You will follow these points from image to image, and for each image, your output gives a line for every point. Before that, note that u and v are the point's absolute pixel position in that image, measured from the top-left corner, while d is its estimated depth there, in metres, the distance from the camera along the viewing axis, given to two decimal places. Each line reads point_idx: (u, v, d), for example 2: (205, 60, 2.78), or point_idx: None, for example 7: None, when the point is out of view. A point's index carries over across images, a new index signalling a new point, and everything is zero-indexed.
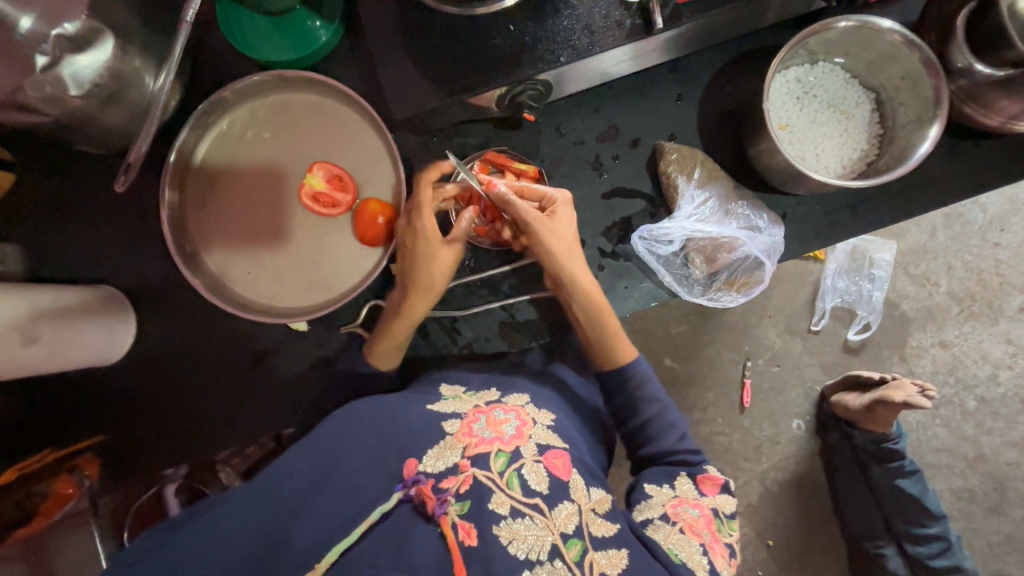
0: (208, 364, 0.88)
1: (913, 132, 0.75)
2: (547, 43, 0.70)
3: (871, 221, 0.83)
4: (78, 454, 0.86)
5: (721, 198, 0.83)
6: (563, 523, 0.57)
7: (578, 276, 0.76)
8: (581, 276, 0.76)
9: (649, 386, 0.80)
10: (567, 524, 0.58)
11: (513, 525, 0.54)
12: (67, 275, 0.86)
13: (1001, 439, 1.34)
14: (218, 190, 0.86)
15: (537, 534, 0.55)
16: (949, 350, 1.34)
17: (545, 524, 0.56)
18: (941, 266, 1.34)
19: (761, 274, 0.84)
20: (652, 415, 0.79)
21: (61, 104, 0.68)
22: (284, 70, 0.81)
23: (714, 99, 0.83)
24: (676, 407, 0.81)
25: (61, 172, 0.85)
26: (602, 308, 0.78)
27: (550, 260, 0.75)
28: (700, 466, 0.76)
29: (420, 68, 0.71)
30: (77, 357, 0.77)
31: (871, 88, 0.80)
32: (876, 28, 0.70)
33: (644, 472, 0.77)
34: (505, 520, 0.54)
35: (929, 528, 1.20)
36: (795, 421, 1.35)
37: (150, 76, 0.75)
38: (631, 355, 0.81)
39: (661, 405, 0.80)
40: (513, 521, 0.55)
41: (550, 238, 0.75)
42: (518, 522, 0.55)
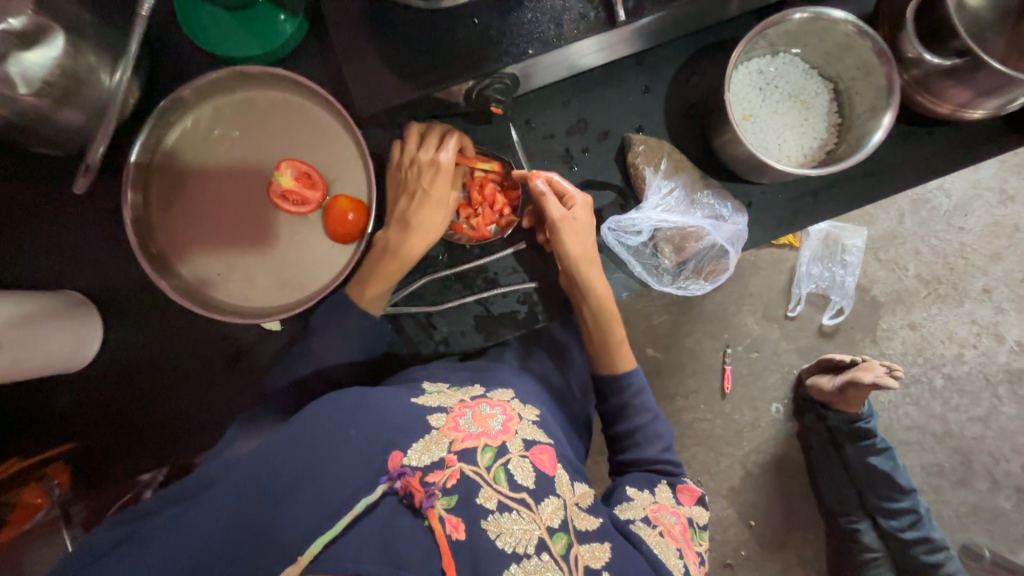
0: (181, 366, 0.86)
1: (868, 121, 0.77)
2: (512, 36, 0.70)
3: (835, 209, 0.86)
4: (48, 464, 0.83)
5: (687, 188, 0.84)
6: (550, 517, 0.60)
7: (592, 277, 0.78)
8: (593, 278, 0.78)
9: (643, 397, 0.81)
10: (553, 518, 0.60)
11: (500, 520, 0.56)
12: (29, 280, 0.84)
13: (967, 415, 1.41)
14: (185, 190, 0.84)
15: (524, 527, 0.57)
16: (918, 331, 1.40)
17: (532, 518, 0.58)
18: (909, 251, 1.39)
19: (727, 262, 0.85)
20: (642, 423, 0.80)
21: (11, 103, 0.66)
22: (245, 66, 0.79)
23: (681, 91, 0.85)
24: (664, 420, 0.83)
25: (18, 173, 0.83)
26: (609, 312, 0.80)
27: (570, 259, 0.76)
28: (680, 476, 0.79)
29: (385, 62, 0.71)
30: (43, 363, 0.75)
31: (830, 78, 0.83)
32: (831, 20, 0.72)
33: (626, 476, 0.78)
34: (493, 515, 0.56)
35: (901, 503, 1.26)
36: (774, 404, 1.39)
37: (105, 74, 0.73)
38: (629, 365, 0.82)
39: (650, 416, 0.81)
40: (500, 515, 0.57)
41: (571, 239, 0.76)
42: (505, 516, 0.57)
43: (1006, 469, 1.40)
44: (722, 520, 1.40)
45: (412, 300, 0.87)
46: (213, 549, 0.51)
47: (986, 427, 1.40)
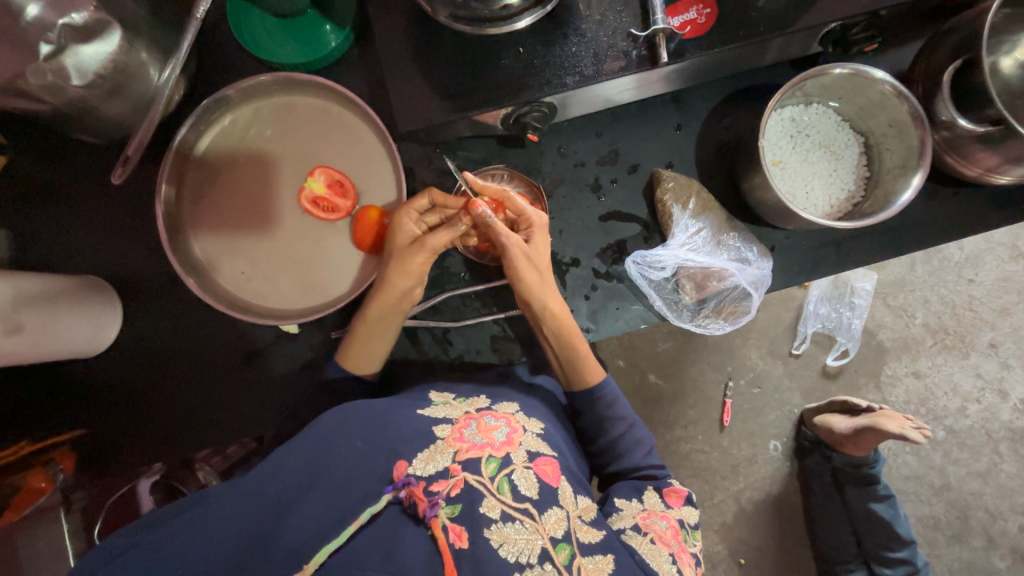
0: (195, 360, 0.87)
1: (898, 177, 0.78)
2: (555, 68, 0.72)
3: (854, 257, 0.86)
4: (54, 448, 0.83)
5: (713, 228, 0.85)
6: (553, 527, 0.57)
7: (549, 302, 0.76)
8: (549, 301, 0.76)
9: (616, 407, 0.79)
10: (557, 529, 0.57)
11: (503, 529, 0.54)
12: (52, 262, 0.85)
13: (966, 469, 1.39)
14: (216, 186, 0.85)
15: (527, 538, 0.55)
16: (922, 380, 1.39)
17: (535, 528, 0.56)
18: (918, 299, 1.39)
19: (748, 304, 0.87)
20: (619, 434, 0.79)
21: (62, 93, 0.67)
22: (293, 73, 0.81)
23: (712, 131, 0.86)
24: (643, 424, 0.82)
25: (56, 157, 0.84)
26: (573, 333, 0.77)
27: (521, 287, 0.74)
28: (667, 478, 0.76)
29: (429, 84, 0.73)
30: (63, 349, 0.76)
31: (861, 132, 0.84)
32: (869, 78, 0.73)
33: (614, 488, 0.76)
34: (496, 524, 0.54)
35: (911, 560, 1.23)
36: (772, 442, 1.38)
37: (155, 70, 0.76)
38: (599, 376, 0.79)
39: (628, 424, 0.79)
40: (503, 525, 0.55)
41: (521, 263, 0.74)
42: (508, 526, 0.55)
43: (1003, 528, 1.38)
44: (712, 555, 1.38)
45: (428, 314, 0.87)
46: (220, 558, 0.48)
47: (985, 483, 1.39)
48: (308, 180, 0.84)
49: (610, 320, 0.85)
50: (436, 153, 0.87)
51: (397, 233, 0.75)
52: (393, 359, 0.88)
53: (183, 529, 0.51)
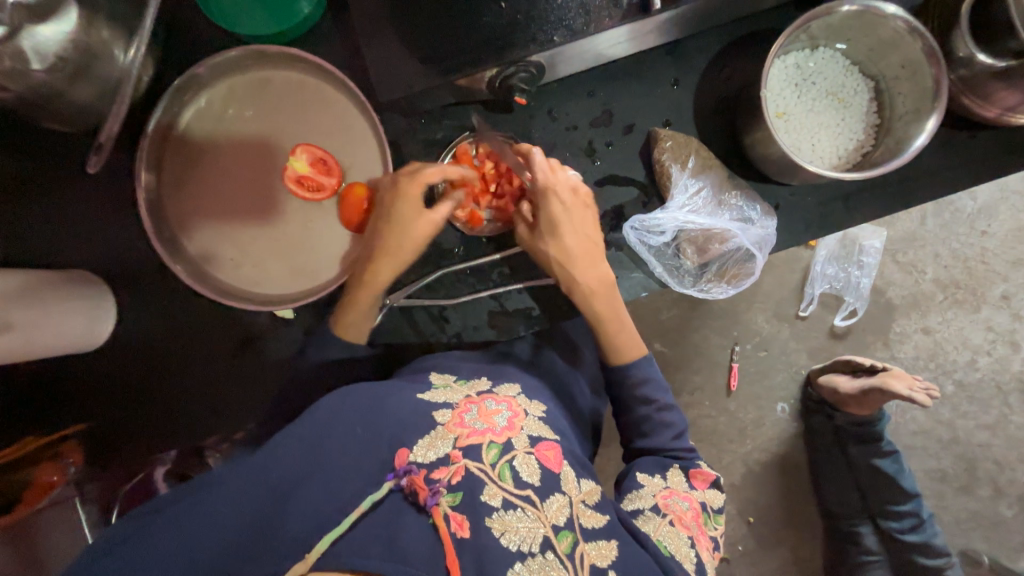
0: (193, 350, 0.86)
1: (910, 123, 0.74)
2: (540, 22, 0.68)
3: (864, 211, 0.83)
4: (60, 442, 0.84)
5: (714, 187, 0.81)
6: (555, 514, 0.57)
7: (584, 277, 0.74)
8: (584, 269, 0.73)
9: (647, 389, 0.76)
10: (559, 516, 0.57)
11: (504, 518, 0.54)
12: (39, 258, 0.83)
13: (975, 422, 1.38)
14: (197, 171, 0.83)
15: (529, 525, 0.54)
16: (931, 336, 1.37)
17: (537, 516, 0.55)
18: (929, 253, 1.35)
19: (752, 266, 0.83)
20: (646, 415, 0.76)
21: (24, 79, 0.64)
22: (264, 45, 0.77)
23: (712, 84, 0.81)
24: (677, 407, 0.78)
25: (32, 149, 0.82)
26: (606, 305, 0.74)
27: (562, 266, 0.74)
28: (693, 460, 0.75)
29: (408, 49, 0.69)
30: (58, 345, 0.75)
31: (870, 76, 0.79)
32: (879, 14, 0.68)
33: (636, 461, 0.75)
34: (497, 512, 0.54)
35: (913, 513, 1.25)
36: (780, 404, 1.38)
37: (120, 49, 0.71)
38: (643, 351, 0.78)
39: (656, 407, 0.76)
40: (505, 513, 0.54)
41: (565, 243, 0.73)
42: (510, 514, 0.54)
43: (1011, 477, 1.39)
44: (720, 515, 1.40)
45: (425, 292, 0.85)
46: (227, 545, 0.49)
47: (994, 434, 1.38)
48: (291, 159, 0.79)
49: None
50: (422, 124, 0.83)
51: (398, 202, 0.72)
52: (391, 339, 0.86)
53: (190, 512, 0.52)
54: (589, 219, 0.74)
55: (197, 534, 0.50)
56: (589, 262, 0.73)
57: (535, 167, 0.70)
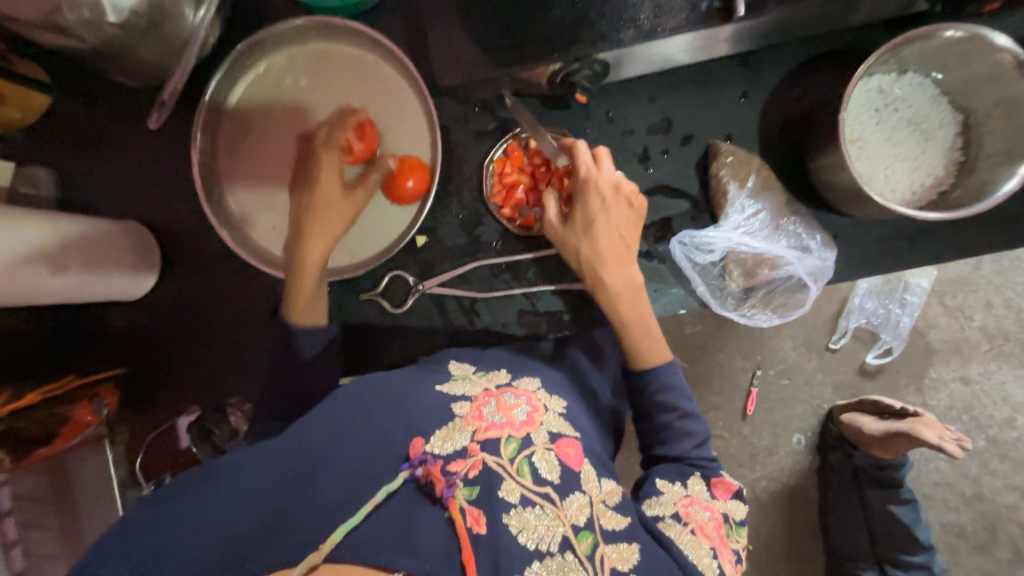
0: (228, 311, 0.89)
1: (998, 165, 0.68)
2: (613, 21, 0.65)
3: (928, 252, 0.77)
4: (100, 384, 0.86)
5: (773, 211, 0.78)
6: (575, 514, 0.56)
7: (611, 282, 0.71)
8: (613, 273, 0.71)
9: (669, 395, 0.74)
10: (579, 516, 0.56)
11: (523, 514, 0.53)
12: (94, 206, 0.86)
13: (1003, 482, 1.31)
14: (250, 138, 0.84)
15: (547, 524, 0.53)
16: (970, 386, 1.29)
17: (556, 514, 0.54)
18: (980, 300, 1.27)
19: (802, 297, 0.79)
20: (667, 422, 0.74)
21: (99, 31, 0.65)
22: (329, 18, 0.77)
23: (782, 101, 0.77)
24: (699, 415, 0.75)
25: (97, 99, 0.84)
26: (631, 310, 0.72)
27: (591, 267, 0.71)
28: (715, 468, 0.72)
29: (474, 36, 0.68)
30: (104, 291, 0.79)
31: (960, 109, 0.73)
32: (984, 44, 0.62)
33: (655, 468, 0.72)
34: (515, 509, 0.53)
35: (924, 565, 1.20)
36: (796, 435, 1.33)
37: (190, 10, 0.72)
38: (668, 358, 0.75)
39: (678, 415, 0.74)
40: (523, 510, 0.53)
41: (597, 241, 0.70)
42: (528, 511, 0.53)
43: None
44: None
45: (458, 282, 0.84)
46: (245, 529, 0.48)
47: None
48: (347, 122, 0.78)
49: None
50: (474, 112, 0.82)
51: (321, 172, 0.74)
52: (417, 324, 0.86)
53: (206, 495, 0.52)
54: (629, 220, 0.71)
55: (211, 516, 0.49)
56: (616, 262, 0.71)
57: (579, 160, 0.70)
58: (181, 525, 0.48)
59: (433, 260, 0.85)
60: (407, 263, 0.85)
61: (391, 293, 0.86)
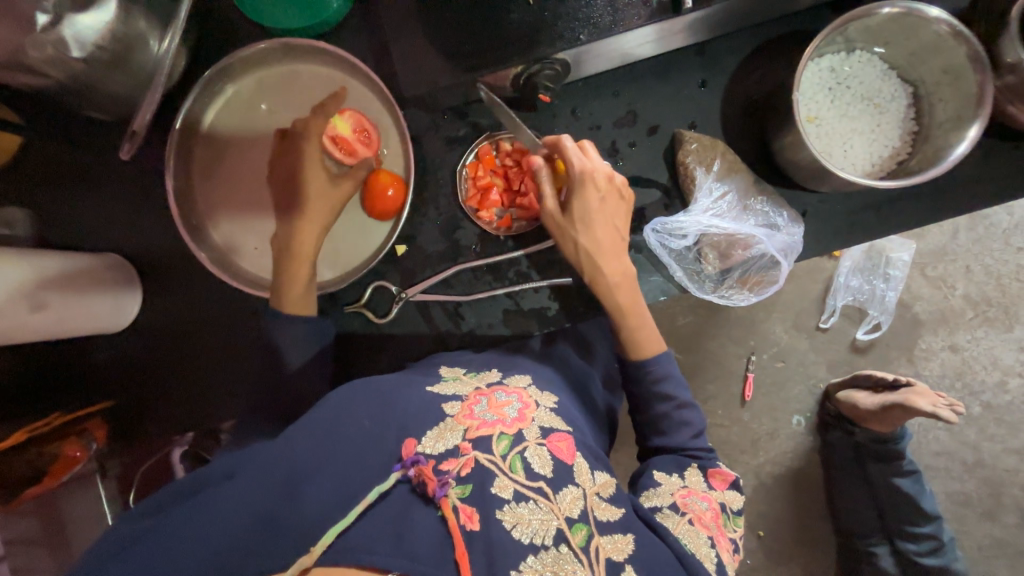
0: (213, 336, 0.88)
1: (949, 131, 0.71)
2: (568, 20, 0.67)
3: (897, 222, 0.80)
4: (87, 418, 0.86)
5: (740, 192, 0.80)
6: (569, 507, 0.56)
7: (610, 271, 0.73)
8: (610, 262, 0.73)
9: (664, 385, 0.74)
10: (573, 509, 0.56)
11: (516, 510, 0.53)
12: (72, 242, 0.86)
13: (1002, 446, 1.33)
14: (224, 161, 0.84)
15: (542, 518, 0.53)
16: (959, 354, 1.32)
17: (549, 508, 0.55)
18: (959, 268, 1.30)
19: (776, 274, 0.81)
20: (664, 412, 0.74)
21: (63, 66, 0.66)
22: (294, 39, 0.78)
23: (741, 86, 0.79)
24: (697, 407, 0.76)
25: (71, 138, 0.84)
26: (629, 298, 0.74)
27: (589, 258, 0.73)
28: (712, 460, 0.73)
29: (435, 45, 0.69)
30: (85, 325, 0.78)
31: (909, 81, 0.76)
32: (922, 17, 0.65)
33: (651, 460, 0.74)
34: (509, 505, 0.53)
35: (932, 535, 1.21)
36: (795, 417, 1.34)
37: (155, 40, 0.73)
38: (659, 349, 0.75)
39: (675, 404, 0.74)
40: (517, 505, 0.53)
41: (592, 231, 0.72)
42: (522, 507, 0.53)
43: None
44: None
45: (441, 287, 0.85)
46: (235, 539, 0.49)
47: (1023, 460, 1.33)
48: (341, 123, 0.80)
49: None
50: (444, 120, 0.84)
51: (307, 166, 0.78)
52: (405, 333, 0.87)
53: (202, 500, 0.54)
54: (620, 213, 0.74)
55: (207, 522, 0.50)
56: (614, 253, 0.72)
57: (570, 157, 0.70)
58: (172, 539, 0.49)
59: (415, 267, 0.85)
60: (390, 273, 0.86)
61: (375, 302, 0.86)
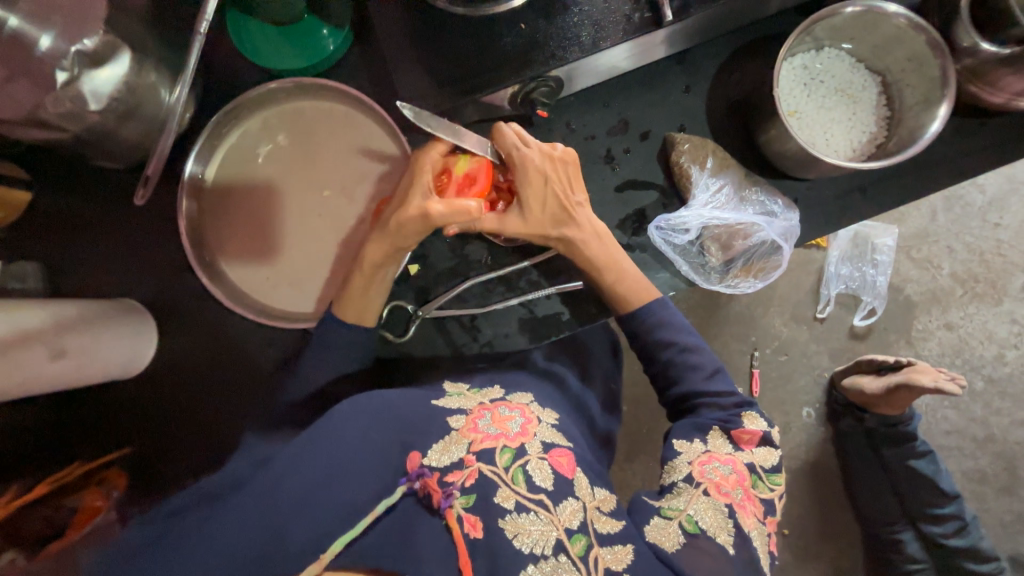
0: (230, 373, 0.89)
1: (920, 113, 0.76)
2: (557, 40, 0.72)
3: (881, 204, 0.84)
4: (106, 467, 0.83)
5: (735, 185, 0.84)
6: (568, 519, 0.61)
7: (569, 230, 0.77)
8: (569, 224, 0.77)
9: (661, 332, 0.78)
10: (572, 520, 0.61)
11: (517, 520, 0.59)
12: (85, 291, 0.87)
13: (1009, 419, 1.35)
14: (234, 198, 0.86)
15: (541, 529, 0.59)
16: (954, 332, 1.36)
17: (550, 519, 0.60)
18: (943, 248, 1.36)
19: (778, 259, 0.84)
20: (671, 359, 0.78)
21: (81, 119, 0.69)
22: (302, 79, 0.83)
23: (722, 89, 0.85)
24: (704, 348, 0.79)
25: (84, 191, 0.86)
26: (598, 252, 0.78)
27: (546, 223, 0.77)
28: (736, 419, 0.74)
29: (433, 73, 0.74)
30: (104, 370, 0.78)
31: (877, 71, 0.82)
32: (882, 13, 0.71)
33: (673, 426, 0.76)
34: (510, 514, 0.59)
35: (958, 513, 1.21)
36: (805, 408, 1.36)
37: (165, 89, 0.76)
38: (650, 292, 0.79)
39: (679, 350, 0.78)
40: (518, 516, 0.59)
41: (542, 200, 0.76)
42: (523, 517, 0.59)
43: None
44: None
45: (457, 302, 0.86)
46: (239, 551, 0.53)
47: None
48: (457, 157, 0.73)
49: None
50: None
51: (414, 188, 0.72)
52: (424, 351, 0.88)
53: (218, 510, 0.57)
54: (566, 174, 0.77)
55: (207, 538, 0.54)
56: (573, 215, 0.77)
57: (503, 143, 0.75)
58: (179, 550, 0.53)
59: (428, 285, 0.87)
60: (404, 293, 0.87)
61: (392, 322, 0.88)
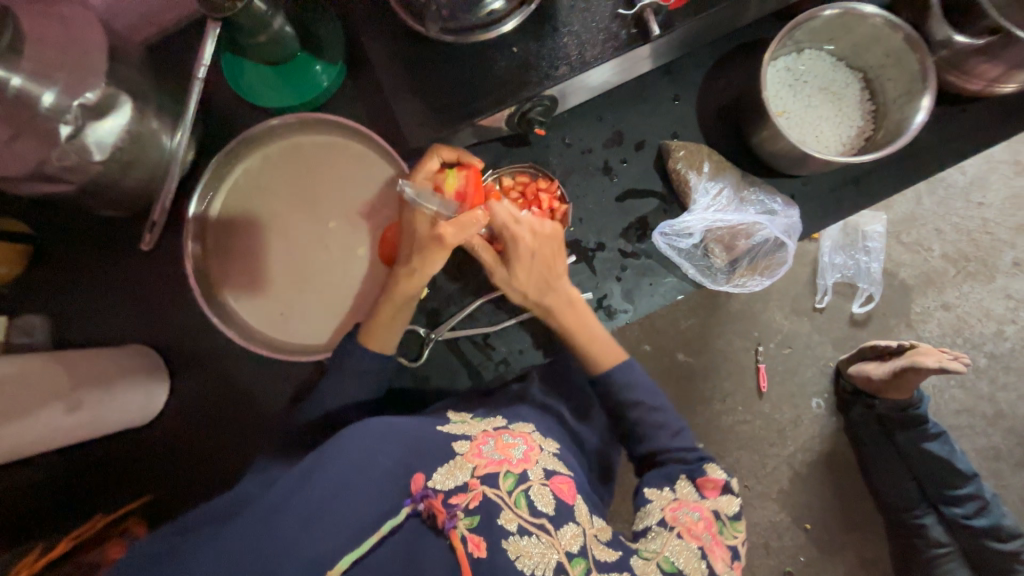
0: (244, 412, 0.88)
1: (905, 105, 0.79)
2: (549, 60, 0.74)
3: (874, 194, 0.86)
4: (126, 517, 0.80)
5: (734, 187, 0.86)
6: (568, 542, 0.61)
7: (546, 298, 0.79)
8: (547, 293, 0.79)
9: (631, 392, 0.80)
10: (572, 543, 0.61)
11: (519, 542, 0.57)
12: (92, 340, 0.87)
13: (1016, 393, 1.36)
14: (239, 236, 0.87)
15: (542, 551, 0.58)
16: (952, 312, 1.37)
17: (550, 542, 0.59)
18: (931, 231, 1.38)
19: (783, 255, 0.86)
20: (640, 415, 0.79)
21: (86, 170, 0.70)
22: (302, 113, 0.84)
23: (710, 95, 0.87)
24: (669, 407, 0.81)
25: (88, 240, 0.86)
26: (574, 321, 0.79)
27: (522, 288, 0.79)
28: (700, 468, 0.75)
29: (431, 101, 0.75)
30: (120, 419, 0.77)
31: (858, 68, 0.85)
32: (859, 14, 0.74)
33: (644, 477, 0.76)
34: (512, 536, 0.58)
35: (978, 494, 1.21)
36: (814, 400, 1.36)
37: (166, 136, 0.78)
38: (622, 356, 0.81)
39: (648, 407, 0.80)
40: (519, 538, 0.58)
41: (524, 269, 0.77)
42: (524, 540, 0.58)
43: None
44: (776, 525, 1.35)
45: (470, 322, 0.88)
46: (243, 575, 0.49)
47: None
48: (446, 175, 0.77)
49: (645, 296, 0.85)
50: None
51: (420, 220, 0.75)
52: (438, 374, 0.88)
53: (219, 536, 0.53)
54: (553, 251, 0.77)
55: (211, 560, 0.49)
56: (551, 288, 0.78)
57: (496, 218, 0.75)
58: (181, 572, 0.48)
59: (438, 307, 0.88)
60: (415, 317, 0.88)
61: (407, 347, 0.88)
